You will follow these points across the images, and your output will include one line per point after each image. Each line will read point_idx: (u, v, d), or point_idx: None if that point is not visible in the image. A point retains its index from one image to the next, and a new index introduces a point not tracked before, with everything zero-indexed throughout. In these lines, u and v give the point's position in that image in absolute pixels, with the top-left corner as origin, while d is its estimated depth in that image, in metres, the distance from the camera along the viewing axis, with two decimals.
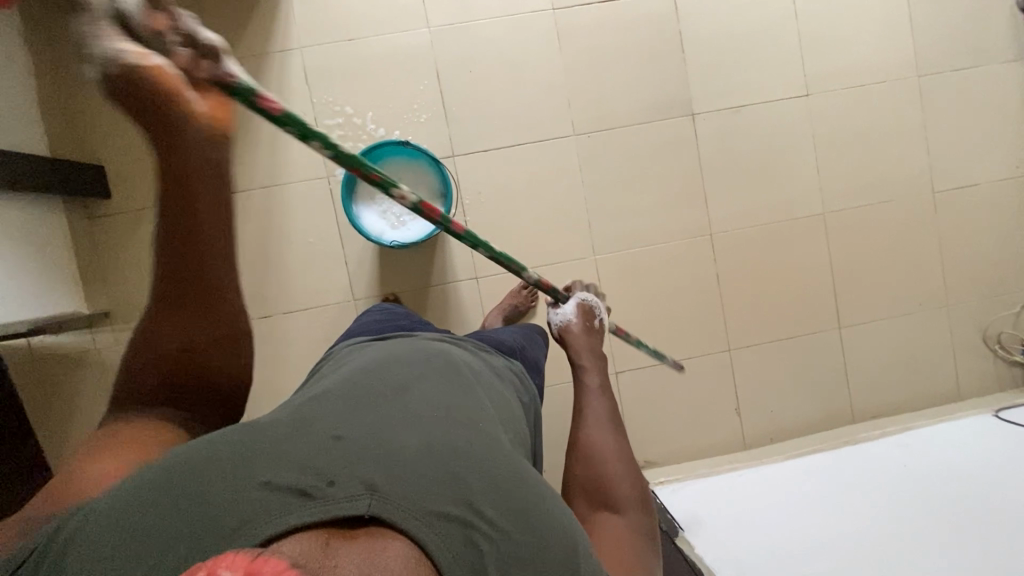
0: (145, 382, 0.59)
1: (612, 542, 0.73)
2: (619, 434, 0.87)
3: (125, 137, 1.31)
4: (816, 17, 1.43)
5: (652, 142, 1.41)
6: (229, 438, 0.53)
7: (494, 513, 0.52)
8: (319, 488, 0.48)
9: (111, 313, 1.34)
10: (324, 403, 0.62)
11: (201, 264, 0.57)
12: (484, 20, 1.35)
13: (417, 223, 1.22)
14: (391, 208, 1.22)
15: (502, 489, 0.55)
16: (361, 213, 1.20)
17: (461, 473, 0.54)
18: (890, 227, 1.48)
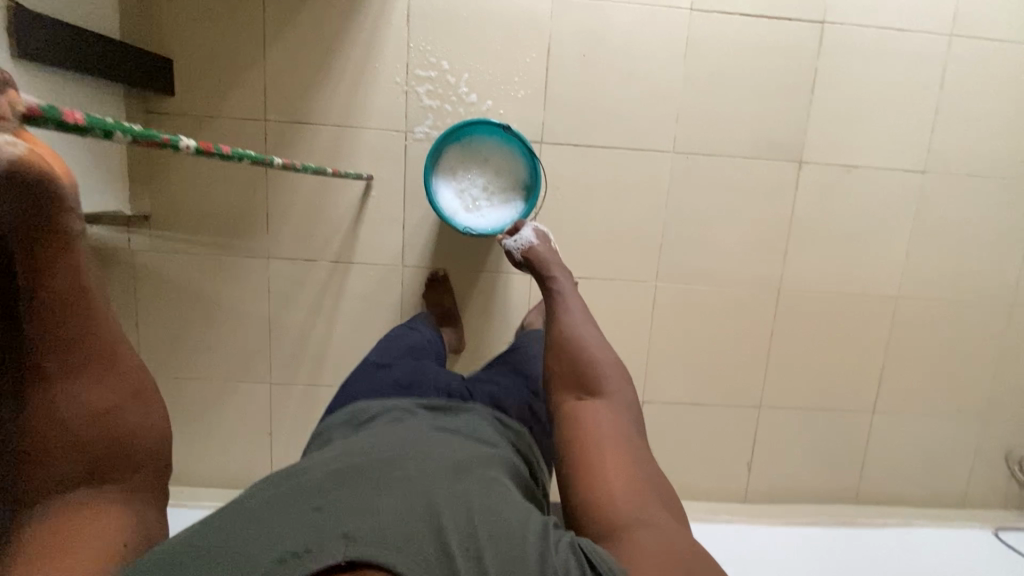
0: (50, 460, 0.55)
1: (595, 417, 0.79)
2: (594, 325, 0.94)
3: (201, 34, 1.19)
4: (962, 89, 1.30)
5: (749, 181, 1.32)
6: (196, 530, 0.53)
7: (471, 539, 0.51)
8: (295, 557, 0.47)
9: (151, 219, 1.27)
10: (304, 471, 0.62)
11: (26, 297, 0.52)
12: (613, 3, 1.22)
13: (491, 212, 1.17)
14: (469, 189, 1.18)
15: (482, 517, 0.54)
16: (439, 188, 1.15)
17: (438, 510, 0.53)
18: (957, 327, 1.43)
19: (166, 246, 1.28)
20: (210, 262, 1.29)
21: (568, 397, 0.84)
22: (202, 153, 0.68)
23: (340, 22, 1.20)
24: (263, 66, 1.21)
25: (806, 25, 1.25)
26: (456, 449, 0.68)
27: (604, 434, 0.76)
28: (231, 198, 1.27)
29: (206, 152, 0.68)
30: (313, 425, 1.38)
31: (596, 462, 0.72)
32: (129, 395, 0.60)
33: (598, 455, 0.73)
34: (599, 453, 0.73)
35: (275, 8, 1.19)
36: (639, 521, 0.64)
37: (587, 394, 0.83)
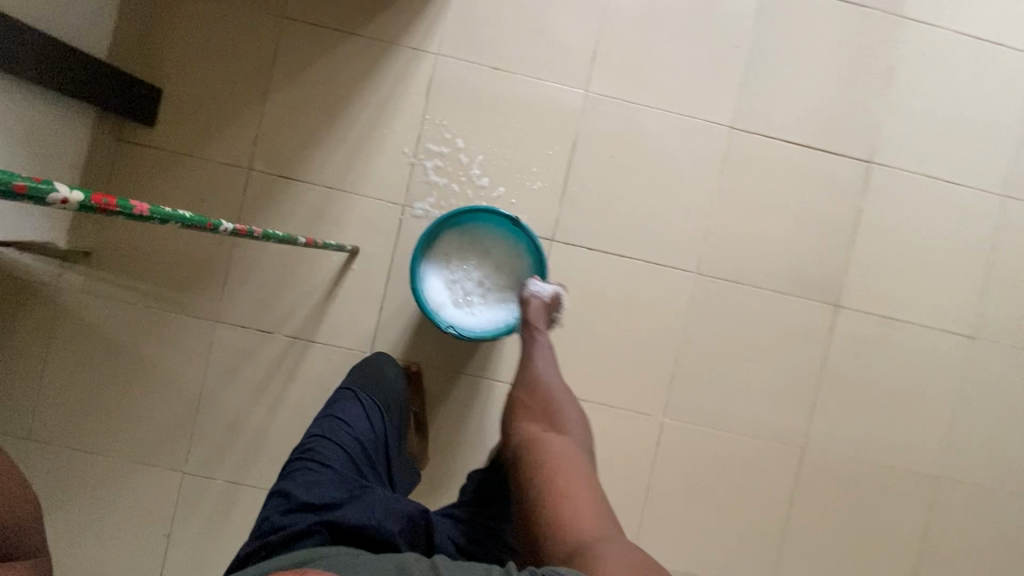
0: None
1: (553, 444, 0.77)
2: (558, 364, 0.91)
3: (199, 70, 1.09)
4: (1016, 255, 1.19)
5: (778, 318, 1.16)
6: None
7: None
8: None
9: (92, 256, 1.09)
10: None
11: None
12: (649, 109, 1.13)
13: (481, 311, 1.03)
14: (461, 281, 1.04)
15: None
16: (426, 276, 1.02)
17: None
18: (1008, 524, 1.21)
19: (100, 290, 1.09)
20: (148, 315, 1.10)
21: (531, 427, 0.81)
22: (92, 210, 0.50)
23: (354, 81, 1.11)
24: (261, 112, 1.10)
25: (851, 164, 1.16)
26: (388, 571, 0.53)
27: (563, 461, 0.74)
28: (191, 246, 1.10)
29: (96, 212, 0.51)
30: (223, 532, 1.11)
31: (557, 492, 0.69)
32: None
33: (558, 483, 0.70)
34: (561, 482, 0.70)
35: (287, 57, 1.10)
36: (602, 540, 0.61)
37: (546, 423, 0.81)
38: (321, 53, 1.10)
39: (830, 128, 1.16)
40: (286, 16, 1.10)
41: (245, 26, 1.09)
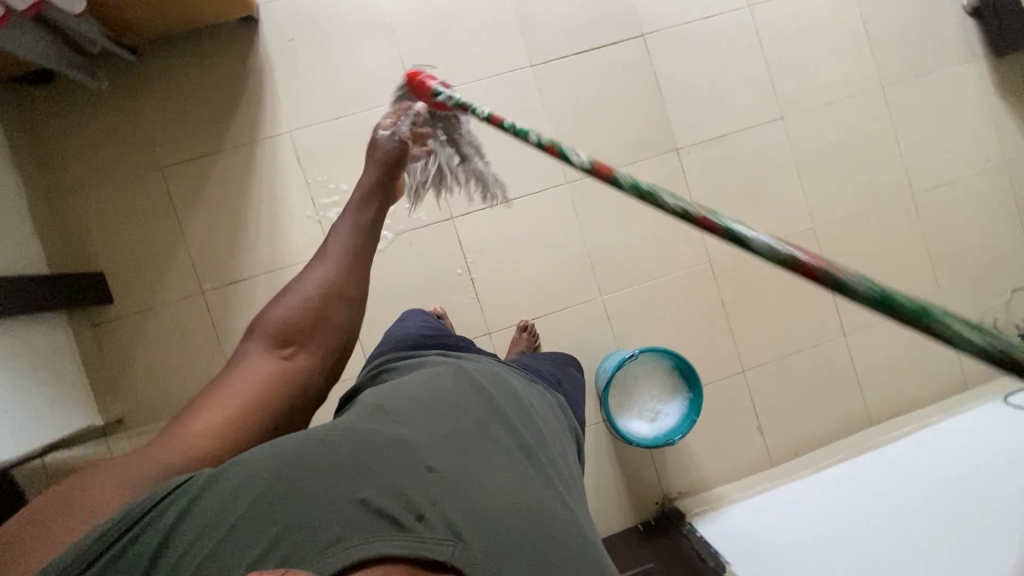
0: (277, 326, 0.67)
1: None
2: None
3: (120, 242, 1.29)
4: (781, 41, 1.49)
5: (642, 180, 1.45)
6: (314, 445, 0.53)
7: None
8: (411, 520, 0.49)
9: (126, 420, 1.31)
10: (351, 438, 0.55)
11: (368, 231, 0.78)
12: (467, 84, 1.39)
13: (672, 403, 1.31)
14: (643, 407, 1.32)
15: (576, 562, 0.56)
16: (630, 427, 1.29)
17: (540, 539, 0.55)
18: (879, 231, 1.53)
19: (147, 439, 1.31)
20: None
21: None
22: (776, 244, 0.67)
23: (241, 184, 1.33)
24: (187, 246, 1.31)
25: (631, 42, 1.44)
26: (488, 477, 0.58)
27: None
28: (191, 370, 1.32)
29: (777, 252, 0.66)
30: None
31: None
32: (306, 332, 0.68)
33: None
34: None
35: (181, 193, 1.30)
36: None
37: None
38: (205, 178, 1.31)
39: (603, 26, 1.43)
40: (163, 167, 1.30)
41: (135, 191, 1.29)
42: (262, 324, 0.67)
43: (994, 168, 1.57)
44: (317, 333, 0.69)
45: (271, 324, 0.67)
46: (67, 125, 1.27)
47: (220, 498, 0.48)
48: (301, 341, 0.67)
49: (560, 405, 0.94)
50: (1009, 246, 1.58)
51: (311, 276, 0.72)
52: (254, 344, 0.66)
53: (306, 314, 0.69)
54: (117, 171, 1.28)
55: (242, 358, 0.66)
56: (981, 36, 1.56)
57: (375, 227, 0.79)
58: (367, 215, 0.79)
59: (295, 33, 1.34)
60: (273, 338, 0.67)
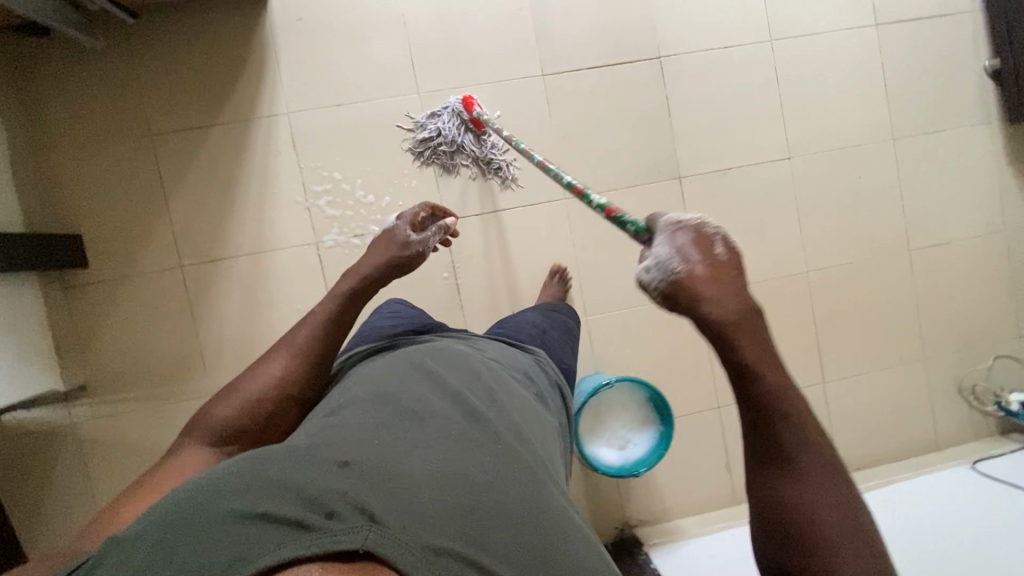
0: (220, 423, 0.79)
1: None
2: None
3: (102, 205, 1.26)
4: (798, 80, 1.47)
5: (640, 205, 1.43)
6: (214, 479, 0.52)
7: (489, 538, 0.53)
8: (319, 519, 0.48)
9: (88, 387, 1.28)
10: (258, 462, 0.54)
11: (327, 330, 0.89)
12: (475, 86, 1.36)
13: (642, 435, 1.30)
14: (613, 434, 1.31)
15: (525, 520, 0.56)
16: (597, 453, 1.28)
17: (468, 504, 0.55)
18: (871, 283, 1.52)
19: (109, 408, 1.28)
20: (153, 412, 1.30)
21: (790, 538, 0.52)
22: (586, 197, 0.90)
23: (233, 162, 1.29)
24: (170, 217, 1.28)
25: (647, 63, 1.41)
26: (414, 458, 0.58)
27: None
28: (160, 344, 1.29)
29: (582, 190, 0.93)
30: None
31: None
32: (246, 428, 0.80)
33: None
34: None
35: (169, 163, 1.27)
36: None
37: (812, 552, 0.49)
38: (195, 150, 1.28)
39: (620, 44, 1.40)
40: (153, 135, 1.26)
41: (122, 155, 1.26)
42: (206, 421, 0.78)
43: (994, 233, 1.56)
44: (255, 431, 0.80)
45: (213, 423, 0.78)
46: (58, 80, 1.23)
47: (114, 550, 0.47)
48: (235, 437, 0.79)
49: (542, 374, 0.95)
50: (998, 313, 1.57)
51: (260, 372, 0.84)
52: (198, 439, 0.77)
53: (246, 411, 0.80)
54: (106, 132, 1.25)
55: (182, 450, 0.77)
56: (998, 100, 1.54)
57: (339, 327, 0.90)
58: (342, 314, 0.91)
59: (305, 14, 1.30)
60: (216, 435, 0.78)
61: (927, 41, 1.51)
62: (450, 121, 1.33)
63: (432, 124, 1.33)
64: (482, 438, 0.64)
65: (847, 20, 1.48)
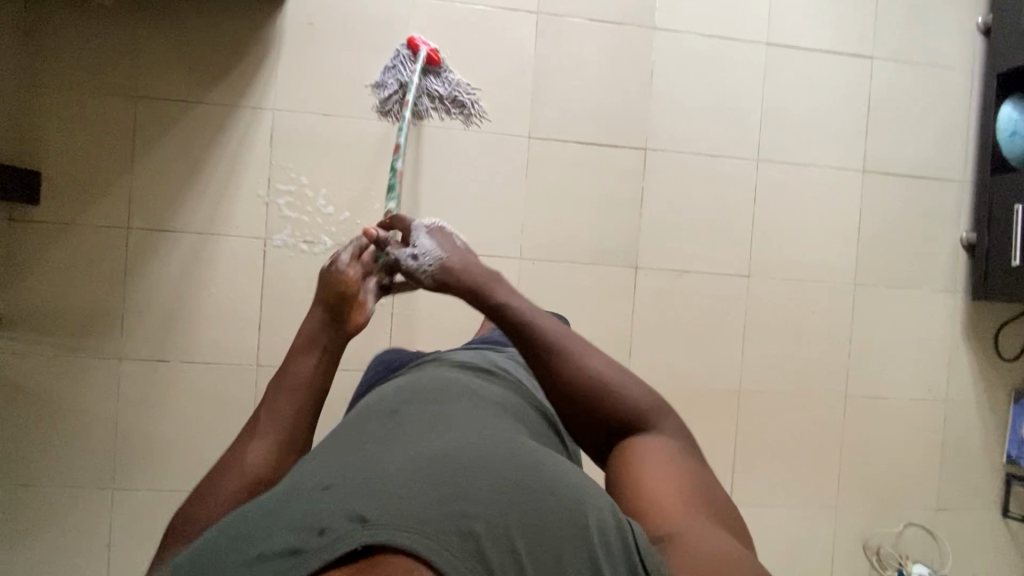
0: (253, 462, 0.71)
1: (657, 456, 0.67)
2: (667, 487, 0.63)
3: (70, 152, 1.28)
4: (775, 204, 1.49)
5: (591, 283, 1.43)
6: (205, 536, 0.50)
7: (501, 520, 0.47)
8: (308, 540, 0.44)
9: (4, 321, 1.28)
10: (246, 509, 0.52)
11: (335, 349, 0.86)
12: (461, 130, 1.38)
13: None
14: None
15: (519, 485, 0.51)
16: None
17: (471, 490, 0.49)
18: (800, 418, 1.51)
19: (18, 346, 1.28)
20: (60, 362, 1.29)
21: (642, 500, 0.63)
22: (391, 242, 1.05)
23: (207, 141, 1.31)
24: (131, 179, 1.30)
25: (632, 151, 1.43)
26: (396, 458, 0.55)
27: (675, 483, 0.63)
28: (87, 297, 1.29)
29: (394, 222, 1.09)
30: (156, 528, 1.34)
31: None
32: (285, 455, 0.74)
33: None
34: (696, 518, 0.59)
35: (145, 129, 1.30)
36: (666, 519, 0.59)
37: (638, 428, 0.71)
38: (174, 122, 1.30)
39: (611, 126, 1.43)
40: (139, 97, 1.29)
41: (103, 110, 1.28)
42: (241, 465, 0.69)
43: (933, 400, 1.55)
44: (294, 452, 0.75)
45: (248, 463, 0.70)
46: (64, 26, 1.27)
47: None
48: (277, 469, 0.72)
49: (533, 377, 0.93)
50: (919, 480, 1.55)
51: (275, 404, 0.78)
52: (233, 484, 0.68)
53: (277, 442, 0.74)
54: (95, 85, 1.28)
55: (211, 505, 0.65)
56: (967, 273, 1.55)
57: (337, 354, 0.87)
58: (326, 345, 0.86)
59: (314, 19, 1.33)
60: (250, 479, 0.69)
61: (909, 199, 1.53)
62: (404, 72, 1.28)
63: (389, 76, 1.30)
64: (478, 438, 0.60)
65: (836, 159, 1.51)
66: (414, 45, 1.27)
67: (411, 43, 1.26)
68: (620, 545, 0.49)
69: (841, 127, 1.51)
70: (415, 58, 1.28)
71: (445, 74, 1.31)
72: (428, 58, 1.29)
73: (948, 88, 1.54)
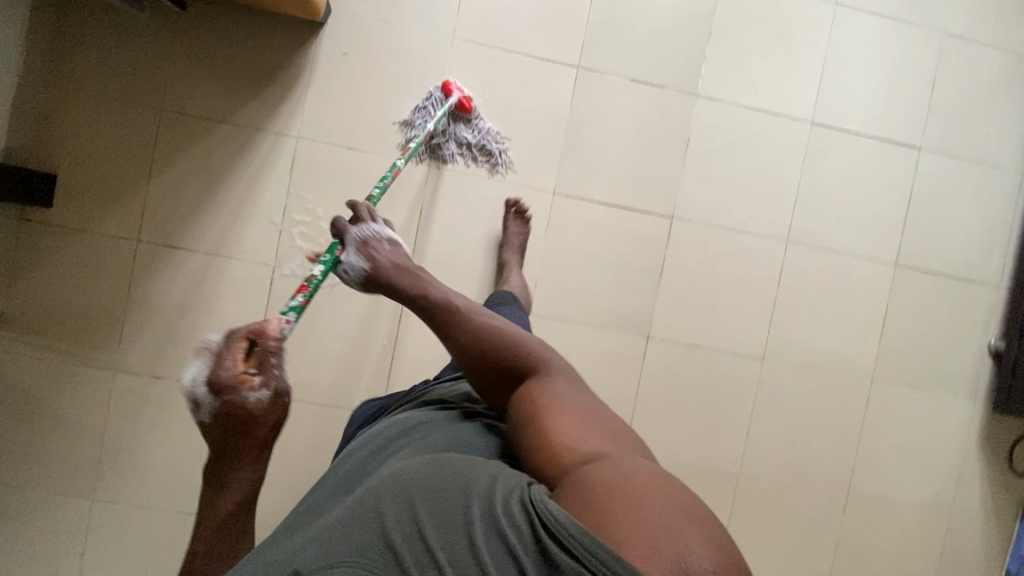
0: None
1: (557, 400, 0.78)
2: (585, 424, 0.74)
3: (89, 157, 1.26)
4: (798, 288, 1.43)
5: (598, 348, 1.39)
6: None
7: (409, 517, 0.55)
8: None
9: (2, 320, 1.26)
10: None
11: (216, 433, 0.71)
12: (484, 177, 1.35)
13: None
14: None
15: (426, 486, 0.58)
16: None
17: (378, 504, 0.57)
18: (798, 510, 1.45)
19: (13, 346, 1.26)
20: (54, 367, 1.28)
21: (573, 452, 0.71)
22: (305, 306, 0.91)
23: (227, 162, 1.29)
24: (147, 192, 1.28)
25: (658, 218, 1.39)
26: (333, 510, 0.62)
27: (575, 416, 0.76)
28: (88, 305, 1.28)
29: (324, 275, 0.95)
30: (129, 544, 1.31)
31: (614, 524, 0.56)
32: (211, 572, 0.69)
33: (626, 523, 0.56)
34: (602, 441, 0.72)
35: (167, 142, 1.27)
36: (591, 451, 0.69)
37: (537, 375, 0.82)
38: (196, 139, 1.28)
39: (639, 190, 1.38)
40: (164, 109, 1.27)
41: (125, 118, 1.26)
42: None
43: (939, 509, 1.49)
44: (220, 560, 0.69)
45: None
46: (96, 29, 1.24)
47: None
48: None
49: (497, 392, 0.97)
50: None
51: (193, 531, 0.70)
52: None
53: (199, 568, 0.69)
54: (120, 92, 1.25)
55: None
56: (991, 381, 1.49)
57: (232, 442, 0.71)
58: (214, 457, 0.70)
59: (350, 51, 1.30)
60: None
61: (938, 299, 1.47)
62: (432, 112, 1.31)
63: (419, 116, 1.31)
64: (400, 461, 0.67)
65: (868, 250, 1.45)
66: (446, 87, 1.30)
67: (446, 84, 1.29)
68: (519, 514, 0.55)
69: (877, 217, 1.45)
70: (445, 100, 1.30)
71: (475, 122, 1.32)
72: (459, 103, 1.30)
73: (993, 188, 1.48)
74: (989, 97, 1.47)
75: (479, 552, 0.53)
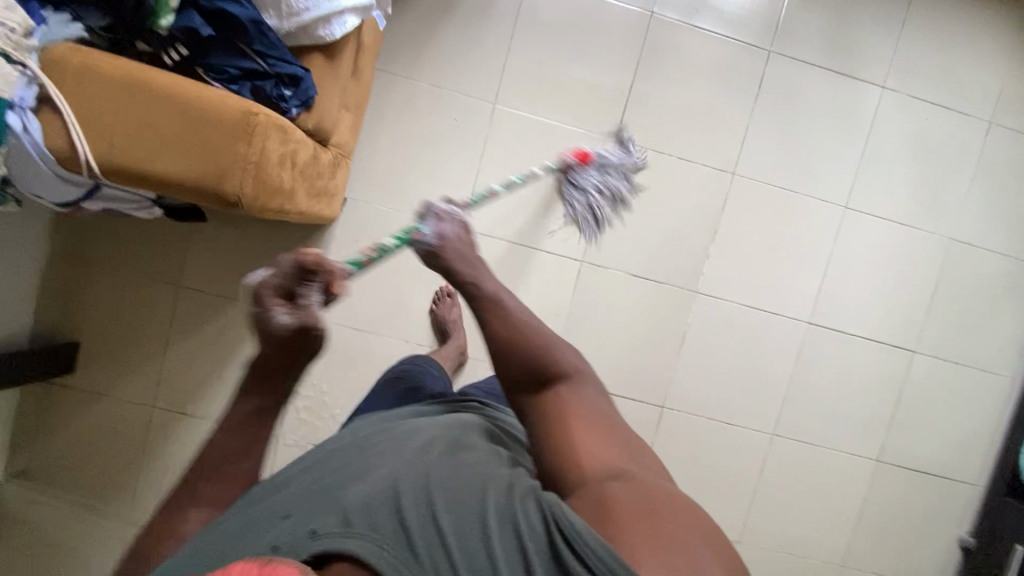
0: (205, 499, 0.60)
1: (583, 407, 0.65)
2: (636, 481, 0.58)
3: (109, 327, 1.33)
4: (780, 478, 1.48)
5: None
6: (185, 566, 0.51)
7: (425, 502, 0.51)
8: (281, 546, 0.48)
9: (28, 473, 1.35)
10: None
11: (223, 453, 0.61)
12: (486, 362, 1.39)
13: None
14: None
15: (444, 479, 0.53)
16: None
17: (399, 488, 0.51)
18: None
19: (37, 499, 1.35)
20: (72, 518, 1.37)
21: (604, 460, 0.60)
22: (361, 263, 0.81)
23: (239, 337, 1.35)
24: (162, 362, 1.34)
25: (649, 407, 1.44)
26: (351, 469, 0.56)
27: (592, 425, 0.63)
28: (105, 462, 1.36)
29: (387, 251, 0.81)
30: None
31: (640, 541, 0.51)
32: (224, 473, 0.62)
33: (645, 537, 0.51)
34: (616, 456, 0.62)
35: (182, 317, 1.33)
36: (615, 479, 0.58)
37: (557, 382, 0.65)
38: (210, 315, 1.33)
39: (632, 379, 1.43)
40: (180, 286, 1.32)
41: (145, 293, 1.32)
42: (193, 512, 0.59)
43: None
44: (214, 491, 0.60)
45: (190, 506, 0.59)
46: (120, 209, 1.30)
47: None
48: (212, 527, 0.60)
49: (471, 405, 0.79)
50: None
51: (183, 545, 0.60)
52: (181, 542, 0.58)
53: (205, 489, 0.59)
54: (142, 268, 1.31)
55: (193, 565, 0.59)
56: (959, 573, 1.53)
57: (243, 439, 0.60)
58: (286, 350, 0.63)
59: (363, 236, 1.34)
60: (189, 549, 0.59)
61: (917, 494, 1.51)
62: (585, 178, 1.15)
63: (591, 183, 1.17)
64: (413, 433, 0.62)
65: (852, 444, 1.49)
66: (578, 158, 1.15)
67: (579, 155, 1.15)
68: (534, 507, 0.51)
69: (865, 412, 1.48)
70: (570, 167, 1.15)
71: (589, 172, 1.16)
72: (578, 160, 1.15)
73: (984, 392, 1.50)
74: (991, 303, 1.48)
75: (491, 539, 0.48)
